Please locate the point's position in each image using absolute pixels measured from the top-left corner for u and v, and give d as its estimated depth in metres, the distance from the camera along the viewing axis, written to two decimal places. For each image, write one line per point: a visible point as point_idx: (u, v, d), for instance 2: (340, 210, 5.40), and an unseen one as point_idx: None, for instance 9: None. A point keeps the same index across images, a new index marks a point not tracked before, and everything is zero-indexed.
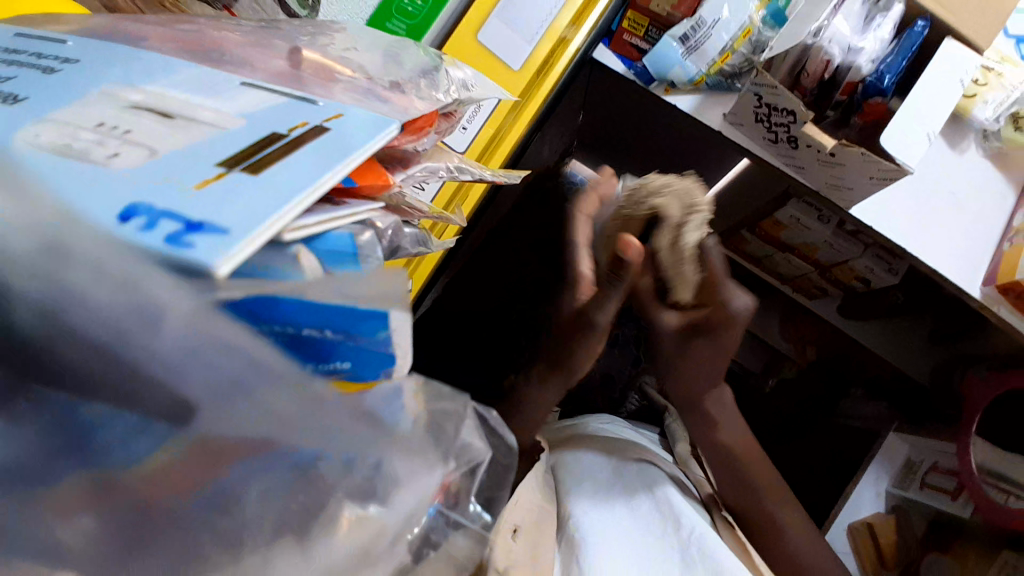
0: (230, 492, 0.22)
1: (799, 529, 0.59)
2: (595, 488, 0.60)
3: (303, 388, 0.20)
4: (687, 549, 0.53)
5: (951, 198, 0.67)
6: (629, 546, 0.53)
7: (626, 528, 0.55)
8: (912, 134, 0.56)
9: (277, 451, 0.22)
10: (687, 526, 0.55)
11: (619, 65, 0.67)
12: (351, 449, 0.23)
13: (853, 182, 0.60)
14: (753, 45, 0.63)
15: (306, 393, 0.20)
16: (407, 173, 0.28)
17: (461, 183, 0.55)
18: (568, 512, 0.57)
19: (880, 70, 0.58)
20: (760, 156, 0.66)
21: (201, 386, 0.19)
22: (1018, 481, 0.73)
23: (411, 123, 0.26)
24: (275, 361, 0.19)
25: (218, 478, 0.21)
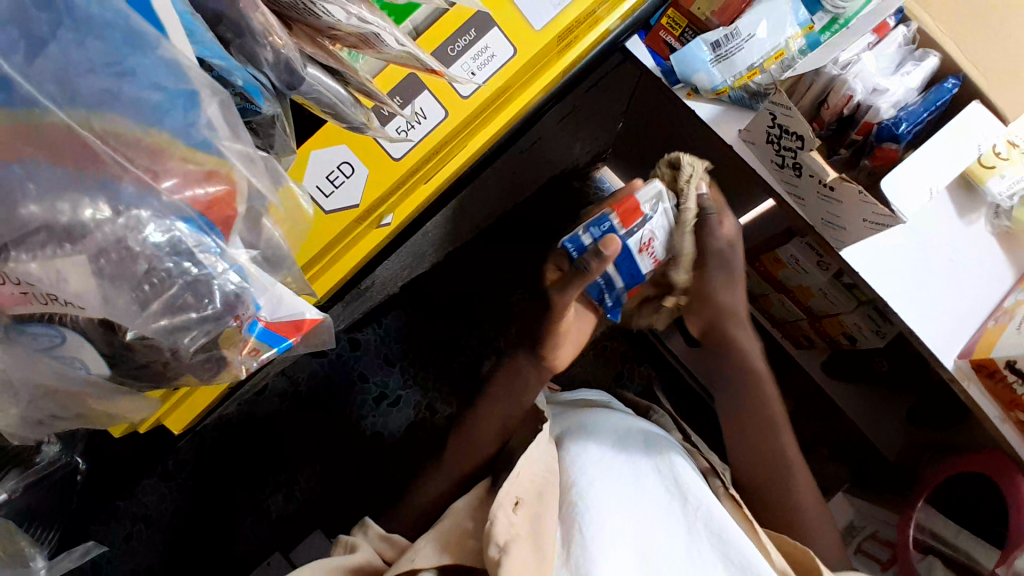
0: (17, 190, 0.27)
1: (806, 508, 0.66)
2: (601, 454, 0.63)
3: (124, 84, 0.30)
4: (692, 523, 0.56)
5: (949, 265, 0.66)
6: (637, 512, 0.57)
7: (634, 488, 0.59)
8: (913, 184, 0.56)
9: (104, 170, 0.29)
10: (695, 502, 0.58)
11: (649, 61, 0.68)
12: (163, 155, 0.30)
13: (848, 222, 0.60)
14: (783, 65, 0.62)
15: (127, 84, 0.30)
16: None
17: (464, 127, 0.56)
18: (571, 481, 0.61)
19: (900, 116, 0.58)
20: (765, 179, 0.65)
21: (52, 63, 0.28)
22: (957, 546, 0.73)
23: None
24: (96, 54, 0.29)
25: (28, 160, 0.28)
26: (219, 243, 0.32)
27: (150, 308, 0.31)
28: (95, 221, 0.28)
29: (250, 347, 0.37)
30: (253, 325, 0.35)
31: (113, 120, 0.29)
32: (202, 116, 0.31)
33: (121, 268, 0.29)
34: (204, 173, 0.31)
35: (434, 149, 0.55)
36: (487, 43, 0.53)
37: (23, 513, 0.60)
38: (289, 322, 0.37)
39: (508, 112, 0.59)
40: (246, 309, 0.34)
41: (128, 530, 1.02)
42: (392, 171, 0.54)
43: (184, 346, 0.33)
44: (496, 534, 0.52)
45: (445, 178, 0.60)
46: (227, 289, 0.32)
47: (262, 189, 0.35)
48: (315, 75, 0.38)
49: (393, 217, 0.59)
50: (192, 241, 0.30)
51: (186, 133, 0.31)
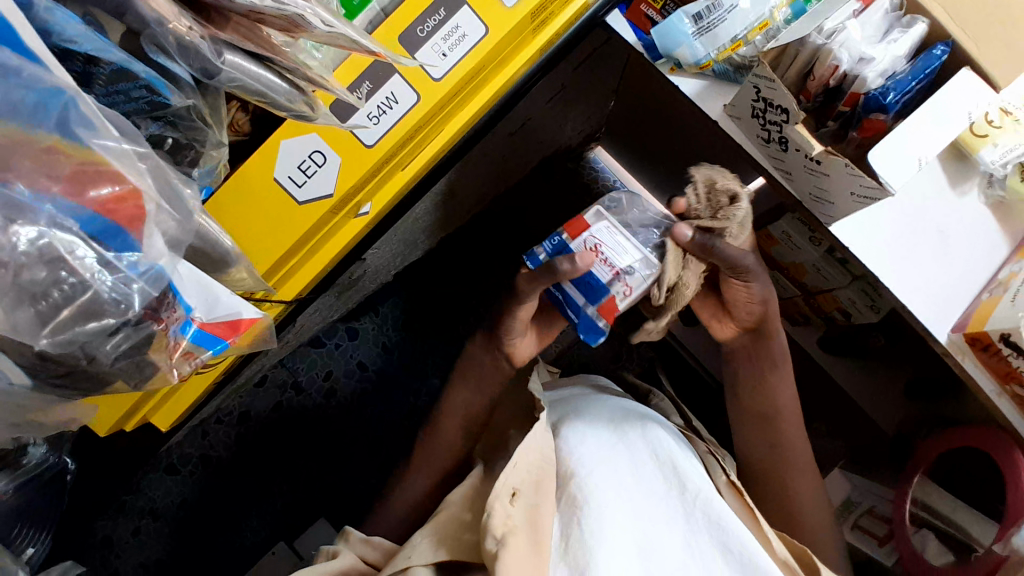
0: None
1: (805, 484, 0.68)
2: (598, 443, 0.62)
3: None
4: (691, 512, 0.56)
5: (942, 239, 0.65)
6: (635, 503, 0.56)
7: (632, 479, 0.58)
8: (902, 156, 0.55)
9: None
10: (693, 489, 0.57)
11: (631, 35, 0.66)
12: (25, 159, 0.30)
13: (835, 196, 0.59)
14: (767, 35, 0.60)
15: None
16: None
17: (438, 109, 0.55)
18: (569, 471, 0.60)
19: (888, 86, 0.57)
20: (751, 154, 0.64)
21: None
22: (951, 520, 0.73)
23: None
24: None
25: None
26: (100, 252, 0.32)
27: (61, 316, 0.32)
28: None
29: (183, 350, 0.38)
30: (185, 326, 0.37)
31: None
32: (62, 117, 0.31)
33: (14, 279, 0.30)
34: (71, 174, 0.31)
35: (409, 134, 0.54)
36: (458, 23, 0.51)
37: (12, 516, 0.60)
38: (222, 322, 0.38)
39: (486, 91, 0.59)
40: (172, 309, 0.36)
41: (134, 525, 1.02)
42: (366, 159, 0.53)
43: (105, 353, 0.35)
44: (492, 527, 0.53)
45: (423, 164, 0.59)
46: (139, 287, 0.34)
47: (150, 188, 0.34)
48: (233, 63, 0.37)
49: (371, 206, 0.59)
50: (61, 237, 0.31)
51: (40, 124, 0.31)
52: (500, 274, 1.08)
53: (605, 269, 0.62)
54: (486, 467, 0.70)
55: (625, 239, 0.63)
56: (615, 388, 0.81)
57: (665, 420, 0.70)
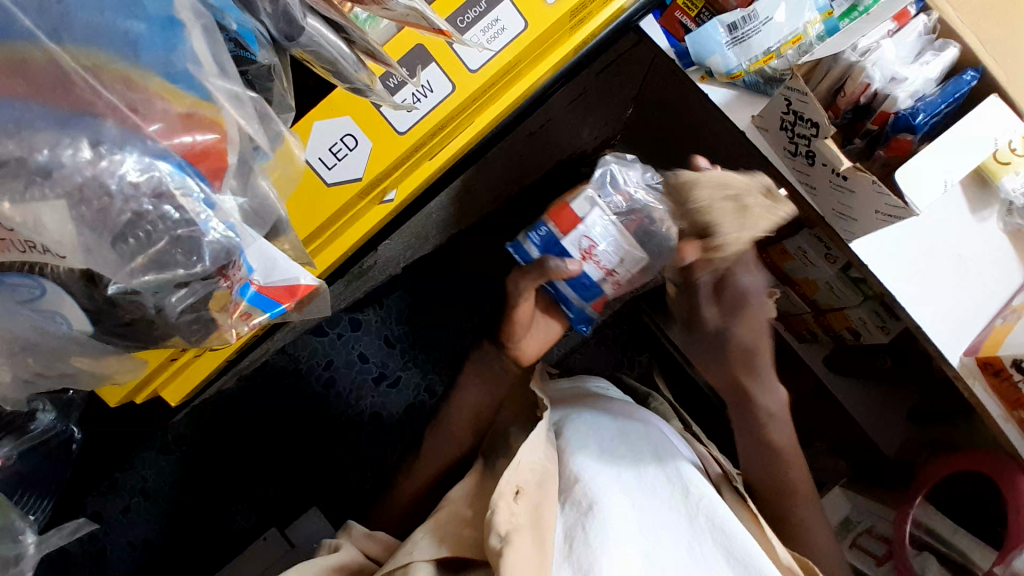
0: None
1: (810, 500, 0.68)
2: (601, 446, 0.62)
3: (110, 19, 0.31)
4: (694, 516, 0.55)
5: (959, 262, 0.65)
6: (639, 507, 0.56)
7: (636, 482, 0.59)
8: (930, 177, 0.55)
9: (83, 110, 0.29)
10: (697, 494, 0.57)
11: (663, 40, 0.66)
12: (134, 98, 0.31)
13: (860, 213, 0.59)
14: (799, 49, 0.61)
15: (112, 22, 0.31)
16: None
17: (472, 100, 0.55)
18: (573, 473, 0.60)
19: (918, 106, 0.57)
20: (776, 167, 0.65)
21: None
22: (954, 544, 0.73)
23: None
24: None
25: None
26: (204, 190, 0.32)
27: (134, 263, 0.31)
28: (75, 162, 0.29)
29: (242, 312, 0.37)
30: (245, 288, 0.36)
31: (90, 48, 0.30)
32: (185, 55, 0.33)
33: (100, 216, 0.30)
34: (179, 118, 0.32)
35: (441, 122, 0.54)
36: (498, 16, 0.52)
37: (15, 480, 0.59)
38: (281, 286, 0.37)
39: (518, 86, 0.59)
40: (237, 269, 0.35)
41: (125, 502, 1.02)
42: (397, 146, 0.53)
43: (172, 306, 0.35)
44: (497, 524, 0.50)
45: (450, 155, 0.59)
46: (211, 241, 0.33)
47: (252, 131, 0.36)
48: (313, 27, 0.37)
49: (397, 194, 0.59)
50: (175, 185, 0.31)
51: (167, 65, 0.32)
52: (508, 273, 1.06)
53: (594, 268, 0.68)
54: (487, 461, 0.70)
55: (614, 234, 0.67)
56: (620, 392, 0.81)
57: (664, 424, 0.70)
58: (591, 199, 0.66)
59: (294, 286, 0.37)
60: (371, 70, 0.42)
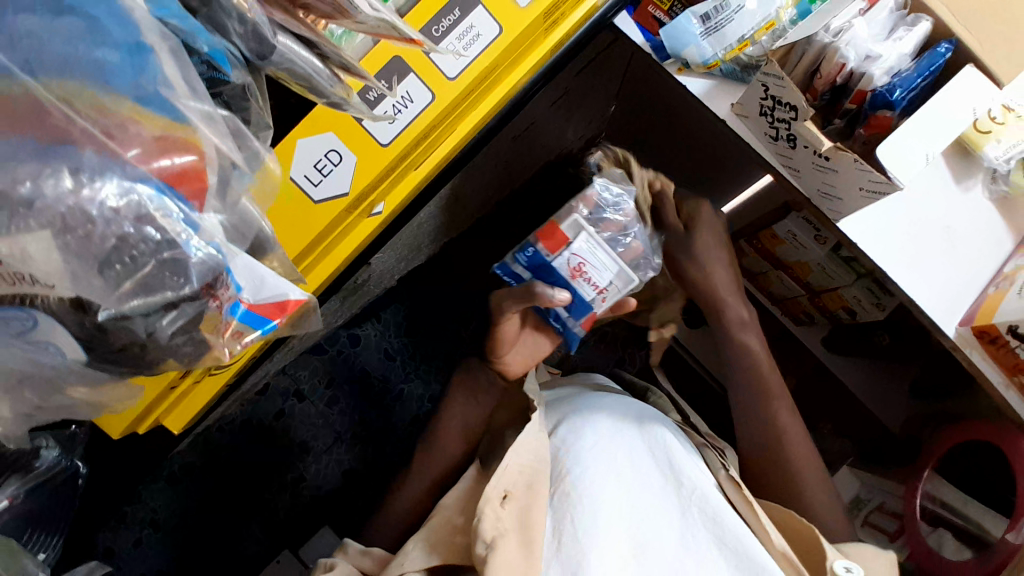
0: None
1: (817, 481, 0.68)
2: (604, 433, 0.62)
3: (76, 41, 0.31)
4: (687, 506, 0.56)
5: (946, 233, 0.65)
6: (633, 498, 0.55)
7: (632, 472, 0.58)
8: (910, 152, 0.56)
9: (62, 139, 0.30)
10: (690, 485, 0.58)
11: (638, 36, 0.67)
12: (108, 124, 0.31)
13: (844, 192, 0.59)
14: (774, 35, 0.61)
15: (78, 45, 0.31)
16: None
17: (454, 107, 0.56)
18: (564, 467, 0.59)
19: (894, 83, 0.57)
20: (759, 152, 0.65)
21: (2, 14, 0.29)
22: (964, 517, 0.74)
23: None
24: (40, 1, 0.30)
25: None
26: (185, 210, 0.32)
27: (122, 288, 0.32)
28: (57, 192, 0.29)
29: (232, 330, 0.37)
30: (234, 307, 0.36)
31: (59, 75, 0.30)
32: (156, 78, 0.33)
33: (87, 245, 0.30)
34: (155, 141, 0.32)
35: (424, 132, 0.55)
36: (472, 22, 0.53)
37: (24, 519, 0.59)
38: (270, 303, 0.37)
39: (498, 90, 0.59)
40: (224, 288, 0.35)
41: (136, 534, 1.01)
42: (381, 158, 0.53)
43: (163, 328, 0.35)
44: (482, 531, 0.52)
45: (435, 164, 0.59)
46: (197, 262, 0.33)
47: (233, 154, 0.36)
48: (285, 44, 0.38)
49: (385, 206, 0.59)
50: (156, 207, 0.31)
51: (138, 88, 0.32)
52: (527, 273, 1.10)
53: (588, 286, 0.68)
54: (482, 465, 0.70)
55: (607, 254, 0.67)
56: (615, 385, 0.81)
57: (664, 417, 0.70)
58: (578, 222, 0.67)
59: (285, 301, 0.38)
60: (346, 85, 0.43)
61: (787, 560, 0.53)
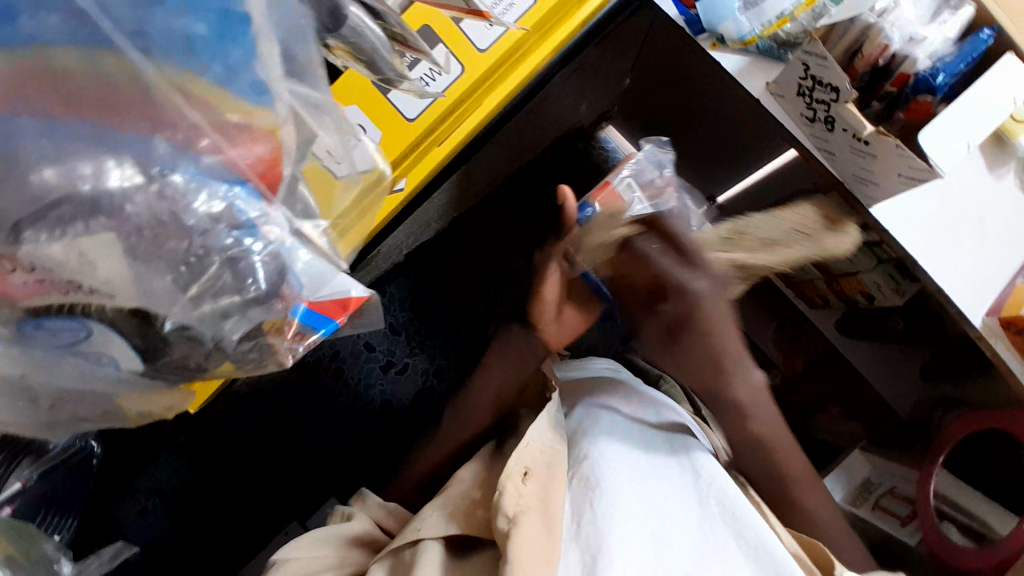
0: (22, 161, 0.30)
1: None
2: (614, 427, 0.61)
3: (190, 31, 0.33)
4: (705, 499, 0.55)
5: (977, 223, 0.64)
6: (650, 491, 0.54)
7: (648, 464, 0.57)
8: (950, 141, 0.55)
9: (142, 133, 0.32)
10: (708, 479, 0.57)
11: (672, 10, 0.64)
12: (208, 117, 0.34)
13: (881, 177, 0.58)
14: (814, 14, 0.59)
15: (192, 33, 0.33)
16: None
17: (483, 80, 0.55)
18: (584, 452, 0.58)
19: (937, 67, 0.56)
20: (792, 134, 0.63)
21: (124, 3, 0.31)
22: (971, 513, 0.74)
23: None
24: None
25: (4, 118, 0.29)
26: (269, 211, 0.36)
27: (189, 291, 0.35)
28: (125, 186, 0.31)
29: (294, 330, 0.40)
30: (296, 308, 0.39)
31: (172, 64, 0.33)
32: (255, 67, 0.35)
33: (155, 247, 0.33)
34: (235, 129, 0.35)
35: (451, 106, 0.55)
36: None
37: (38, 502, 0.58)
38: (329, 300, 0.40)
39: (523, 67, 0.57)
40: (288, 290, 0.38)
41: (140, 505, 0.95)
42: (405, 133, 0.54)
43: (228, 334, 0.38)
44: (504, 505, 0.49)
45: (462, 139, 0.58)
46: (263, 260, 0.36)
47: (328, 139, 0.42)
48: (355, 15, 0.40)
49: (408, 183, 0.57)
50: (254, 213, 0.35)
51: (234, 76, 0.34)
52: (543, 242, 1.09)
53: None
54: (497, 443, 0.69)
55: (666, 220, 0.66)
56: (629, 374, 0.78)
57: (678, 408, 0.70)
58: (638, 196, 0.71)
59: (342, 297, 0.40)
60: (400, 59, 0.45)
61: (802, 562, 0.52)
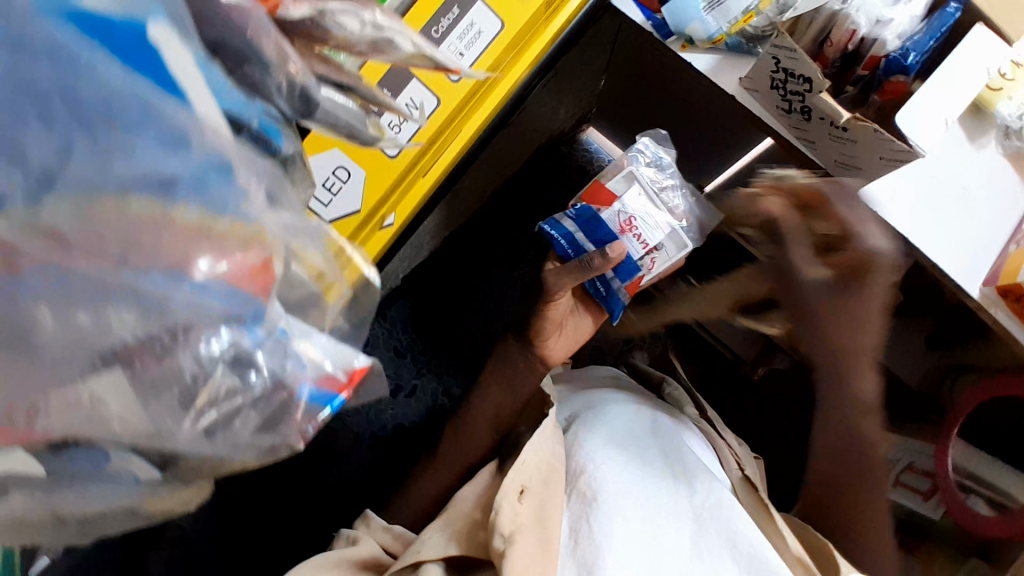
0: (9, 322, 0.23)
1: None
2: (608, 438, 0.60)
3: (156, 164, 0.24)
4: (699, 512, 0.55)
5: (965, 195, 0.64)
6: (648, 507, 0.54)
7: (641, 474, 0.57)
8: (929, 117, 0.55)
9: (126, 295, 0.24)
10: (703, 490, 0.57)
11: (638, 16, 0.64)
12: (203, 259, 0.25)
13: (863, 160, 0.58)
14: (779, 6, 0.59)
15: (158, 166, 0.24)
16: None
17: (462, 108, 0.55)
18: (581, 467, 0.57)
19: (907, 46, 0.56)
20: (770, 126, 0.63)
21: (56, 156, 0.23)
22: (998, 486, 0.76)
23: None
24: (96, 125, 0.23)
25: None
26: (273, 330, 0.29)
27: (194, 406, 0.27)
28: (125, 327, 0.24)
29: (303, 413, 0.30)
30: (301, 387, 0.30)
31: (144, 209, 0.24)
32: (240, 185, 0.27)
33: (163, 376, 0.25)
34: (238, 264, 0.26)
35: (429, 140, 0.54)
36: (472, 19, 0.51)
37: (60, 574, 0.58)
38: (333, 374, 0.31)
39: (501, 87, 0.57)
40: (293, 370, 0.29)
41: None
42: (389, 171, 0.54)
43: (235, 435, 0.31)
44: (500, 525, 0.49)
45: (446, 169, 0.58)
46: (267, 361, 0.29)
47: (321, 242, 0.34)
48: (328, 96, 0.32)
49: (396, 217, 0.57)
50: (265, 335, 0.28)
51: (219, 202, 0.26)
52: (537, 248, 1.12)
53: (637, 243, 0.68)
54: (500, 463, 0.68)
55: (652, 213, 0.69)
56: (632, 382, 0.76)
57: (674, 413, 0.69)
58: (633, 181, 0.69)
59: (344, 373, 0.32)
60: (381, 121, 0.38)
61: (801, 564, 0.54)
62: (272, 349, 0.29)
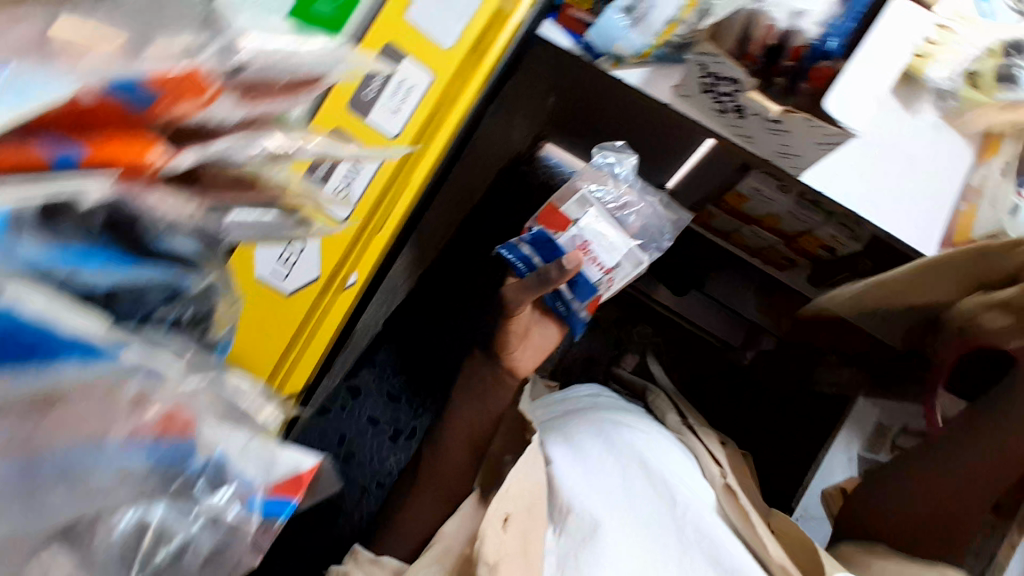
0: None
1: None
2: (589, 466, 0.61)
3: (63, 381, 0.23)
4: (682, 527, 0.57)
5: (909, 164, 0.66)
6: (632, 532, 0.55)
7: (622, 497, 0.58)
8: (857, 97, 0.57)
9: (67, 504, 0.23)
10: (683, 504, 0.58)
11: (566, 41, 0.64)
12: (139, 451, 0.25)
13: (802, 148, 0.60)
14: (700, 12, 0.59)
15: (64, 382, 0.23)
16: (209, 146, 0.25)
17: (406, 160, 0.55)
18: (564, 499, 0.58)
19: (826, 33, 0.59)
20: (709, 127, 0.65)
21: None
22: None
23: (182, 91, 0.23)
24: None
25: None
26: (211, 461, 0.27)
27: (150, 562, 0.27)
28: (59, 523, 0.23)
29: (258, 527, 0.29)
30: (251, 502, 0.28)
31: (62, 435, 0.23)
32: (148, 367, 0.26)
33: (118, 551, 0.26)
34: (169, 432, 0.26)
35: (380, 195, 0.55)
36: (402, 76, 0.53)
37: None
38: (287, 476, 0.29)
39: (442, 133, 0.56)
40: (234, 491, 0.28)
41: None
42: (342, 234, 0.54)
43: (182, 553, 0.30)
44: (484, 555, 0.50)
45: (400, 220, 0.58)
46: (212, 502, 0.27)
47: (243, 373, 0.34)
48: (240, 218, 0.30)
49: (358, 275, 0.57)
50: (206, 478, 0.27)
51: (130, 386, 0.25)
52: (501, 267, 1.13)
53: (594, 266, 0.72)
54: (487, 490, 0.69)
55: (607, 233, 0.73)
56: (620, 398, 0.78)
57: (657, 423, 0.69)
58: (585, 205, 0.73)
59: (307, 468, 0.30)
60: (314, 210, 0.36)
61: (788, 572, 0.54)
62: (213, 478, 0.27)
